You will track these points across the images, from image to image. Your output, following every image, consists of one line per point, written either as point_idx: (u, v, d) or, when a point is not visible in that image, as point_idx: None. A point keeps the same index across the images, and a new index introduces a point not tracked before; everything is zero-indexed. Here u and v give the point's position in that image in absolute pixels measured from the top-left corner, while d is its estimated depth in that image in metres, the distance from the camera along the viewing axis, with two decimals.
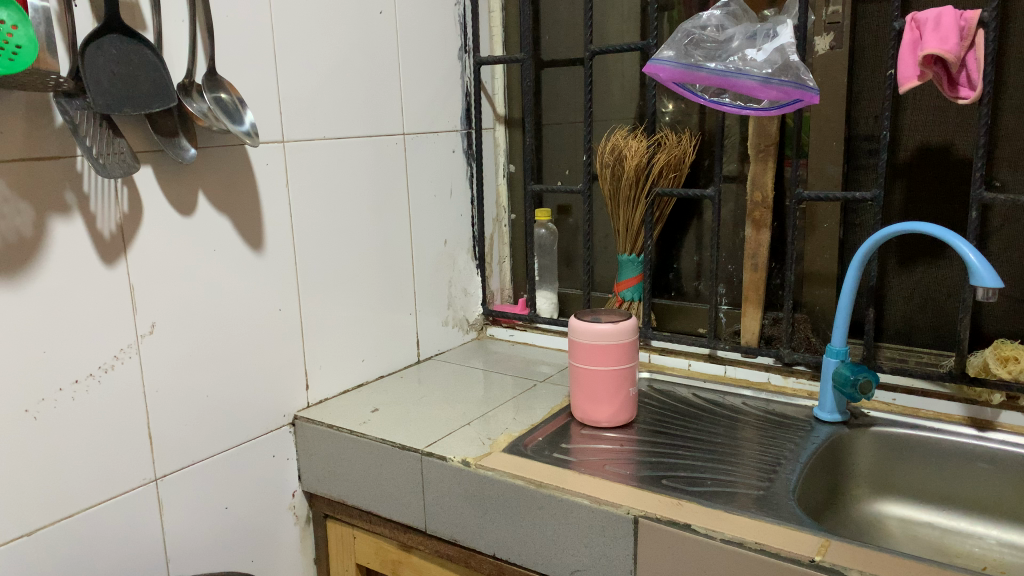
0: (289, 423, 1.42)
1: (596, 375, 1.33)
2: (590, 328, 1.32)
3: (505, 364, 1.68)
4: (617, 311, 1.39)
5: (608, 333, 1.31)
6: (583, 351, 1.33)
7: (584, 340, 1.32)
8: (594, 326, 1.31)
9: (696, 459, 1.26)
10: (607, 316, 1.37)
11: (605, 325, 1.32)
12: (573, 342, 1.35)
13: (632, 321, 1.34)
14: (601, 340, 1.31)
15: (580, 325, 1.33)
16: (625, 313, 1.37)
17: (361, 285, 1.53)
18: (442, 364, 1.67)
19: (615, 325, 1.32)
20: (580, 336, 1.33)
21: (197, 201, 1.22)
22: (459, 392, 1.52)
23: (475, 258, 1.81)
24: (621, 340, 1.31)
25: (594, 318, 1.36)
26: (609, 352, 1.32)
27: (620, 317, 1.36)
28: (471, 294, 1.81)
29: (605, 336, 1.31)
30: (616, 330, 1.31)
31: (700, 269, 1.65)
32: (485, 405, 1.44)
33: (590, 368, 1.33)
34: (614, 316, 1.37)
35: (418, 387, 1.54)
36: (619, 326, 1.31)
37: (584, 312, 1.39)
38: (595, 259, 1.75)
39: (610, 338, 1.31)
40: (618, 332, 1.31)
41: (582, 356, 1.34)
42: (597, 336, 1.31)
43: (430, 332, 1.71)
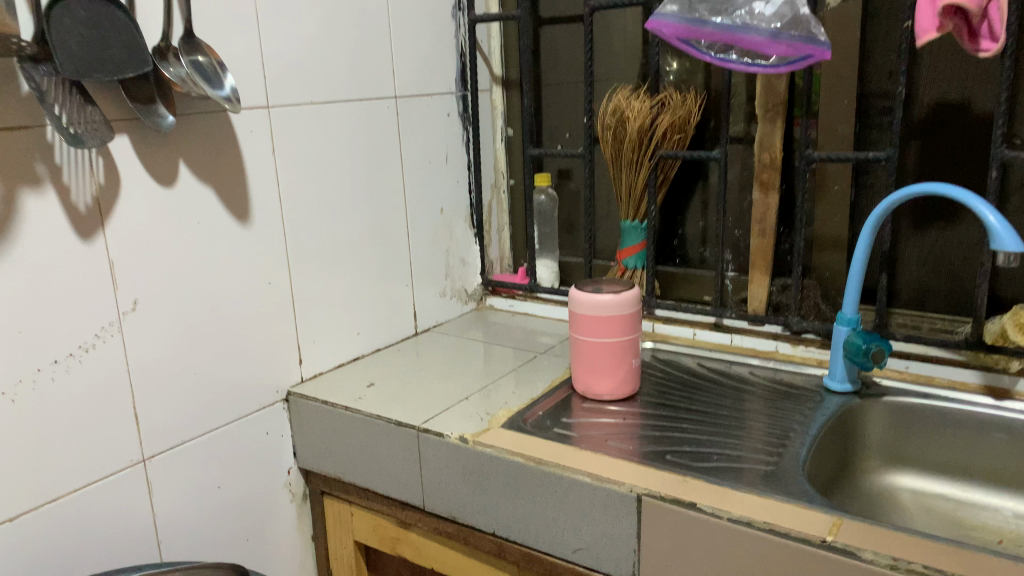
0: (282, 400, 1.38)
1: (597, 346, 1.29)
2: (592, 298, 1.27)
3: (505, 335, 1.64)
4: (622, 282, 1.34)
5: (610, 303, 1.26)
6: (583, 322, 1.29)
7: (585, 311, 1.28)
8: (596, 296, 1.27)
9: (701, 433, 1.22)
10: (610, 287, 1.33)
11: (606, 295, 1.27)
12: (574, 312, 1.30)
13: (635, 291, 1.29)
14: (602, 310, 1.26)
15: (580, 295, 1.29)
16: (629, 284, 1.33)
17: (355, 256, 1.48)
18: (440, 337, 1.63)
19: (618, 295, 1.27)
20: (580, 306, 1.28)
21: (179, 172, 1.17)
22: (458, 365, 1.47)
23: (473, 226, 1.75)
24: (623, 310, 1.27)
25: (596, 288, 1.32)
26: (611, 323, 1.27)
27: (624, 287, 1.32)
28: (469, 263, 1.75)
29: (607, 305, 1.26)
30: (618, 300, 1.26)
31: (706, 235, 1.60)
32: (484, 378, 1.40)
33: (591, 339, 1.29)
34: (617, 287, 1.32)
35: (416, 360, 1.50)
36: (621, 297, 1.27)
37: (585, 282, 1.35)
38: (597, 225, 1.70)
39: (612, 309, 1.26)
40: (620, 302, 1.26)
41: (583, 327, 1.29)
42: (598, 306, 1.27)
43: (428, 304, 1.66)
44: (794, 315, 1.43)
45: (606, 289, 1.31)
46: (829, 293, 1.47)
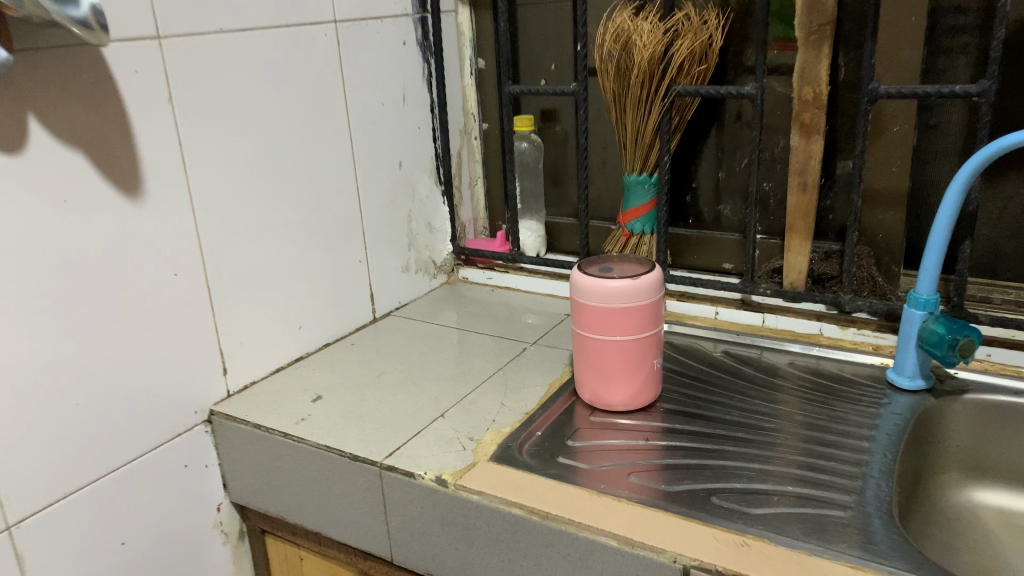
0: (204, 422, 1.07)
1: (607, 345, 1.00)
2: (600, 284, 0.98)
3: (484, 318, 1.34)
4: (640, 261, 1.05)
5: (624, 290, 0.97)
6: (589, 315, 1.00)
7: (591, 300, 0.99)
8: (606, 282, 0.97)
9: (746, 460, 0.94)
10: (622, 267, 1.03)
11: (618, 281, 0.97)
12: (576, 301, 1.01)
13: (656, 272, 0.99)
14: (614, 299, 0.97)
15: (585, 280, 0.99)
16: (648, 264, 1.03)
17: (289, 230, 1.16)
18: (404, 323, 1.32)
19: (634, 280, 0.97)
20: (585, 294, 0.99)
21: (28, 133, 0.83)
22: (427, 364, 1.17)
23: (440, 183, 1.43)
24: (641, 299, 0.97)
25: (605, 270, 1.02)
26: (624, 315, 0.98)
27: (642, 268, 1.02)
28: (437, 228, 1.44)
29: (620, 293, 0.97)
30: (634, 286, 0.97)
31: (727, 191, 1.30)
32: (462, 384, 1.11)
33: (599, 336, 1.00)
34: (633, 267, 1.03)
35: (374, 359, 1.19)
36: (638, 281, 0.97)
37: (591, 262, 1.05)
38: (592, 178, 1.39)
39: (624, 299, 0.97)
40: (637, 288, 0.97)
41: (588, 321, 1.00)
42: (608, 293, 0.97)
43: (388, 282, 1.35)
44: (846, 291, 1.15)
45: (619, 271, 1.02)
46: (885, 260, 1.20)
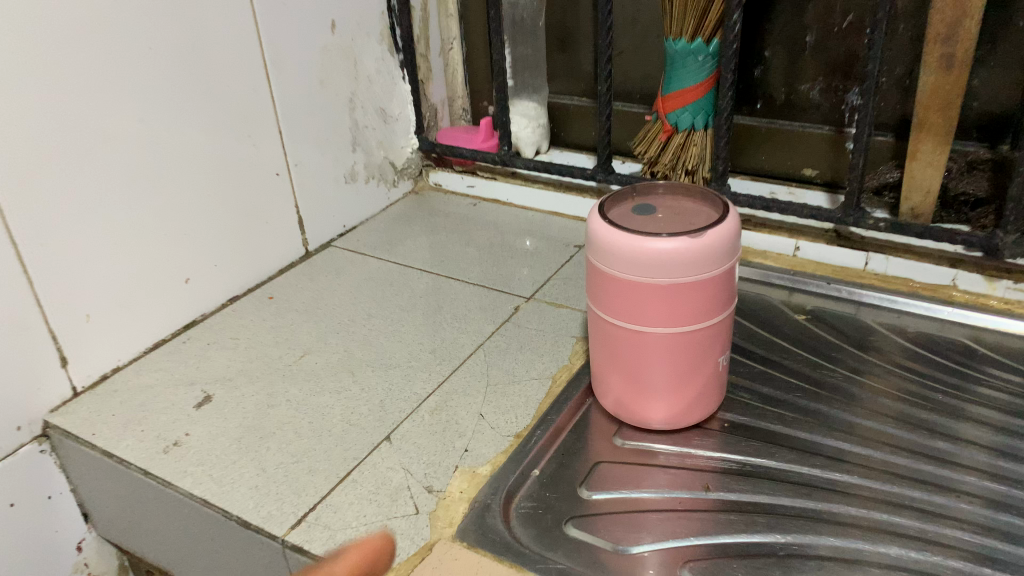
0: (36, 438, 0.71)
1: (641, 338, 0.63)
2: (634, 245, 0.59)
3: (463, 250, 0.95)
4: (702, 198, 0.65)
5: (673, 259, 0.58)
6: (614, 289, 0.62)
7: (618, 268, 0.60)
8: (643, 242, 0.59)
9: (869, 535, 0.57)
10: (672, 210, 0.64)
11: (660, 243, 0.59)
12: (595, 264, 0.63)
13: (728, 226, 0.60)
14: (655, 271, 0.59)
15: (610, 234, 0.61)
16: (715, 205, 0.64)
17: (152, 143, 0.75)
18: (347, 258, 0.94)
19: (689, 242, 0.58)
20: (609, 257, 0.61)
21: None
22: (372, 331, 0.80)
23: (396, 50, 1.00)
24: (701, 271, 0.59)
25: (643, 215, 0.63)
26: (672, 295, 0.60)
27: (704, 213, 0.63)
28: (393, 117, 1.02)
29: (666, 262, 0.58)
30: (690, 252, 0.58)
31: (817, 64, 0.88)
32: (421, 374, 0.74)
33: (629, 322, 0.62)
34: (689, 211, 0.64)
35: (296, 326, 0.82)
36: (698, 243, 0.58)
37: (622, 198, 0.66)
38: (617, 43, 0.96)
39: (670, 272, 0.59)
40: (696, 255, 0.58)
41: (613, 298, 0.62)
42: (646, 261, 0.59)
43: (325, 201, 0.95)
44: (1006, 230, 0.76)
45: (666, 218, 0.62)
46: None
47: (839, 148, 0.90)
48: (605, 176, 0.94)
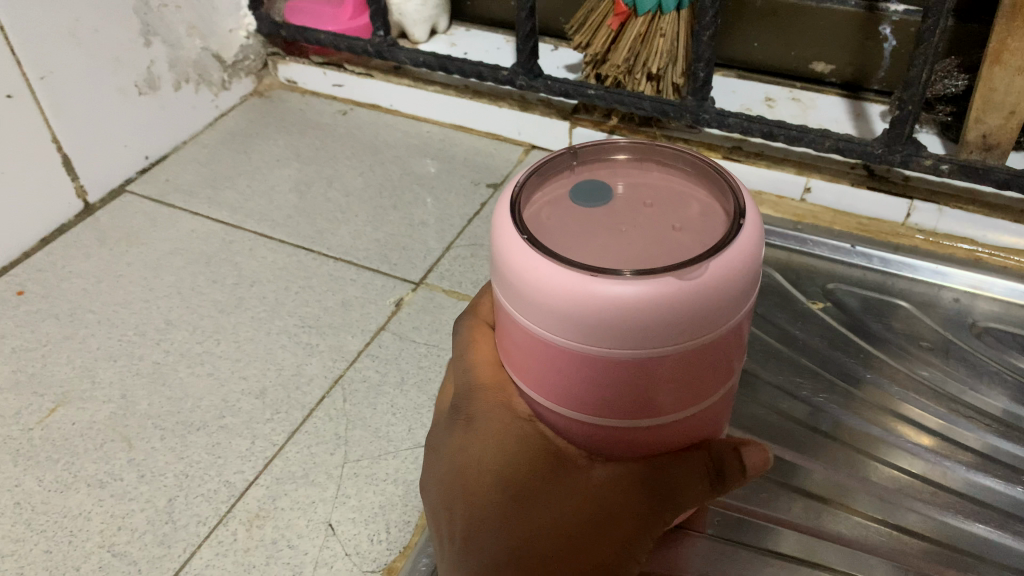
0: None
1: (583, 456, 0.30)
2: (565, 290, 0.25)
3: (320, 193, 0.65)
4: (697, 175, 0.31)
5: (646, 323, 0.25)
6: (530, 366, 0.29)
7: (533, 331, 0.27)
8: (583, 284, 0.25)
9: None
10: (641, 195, 0.30)
11: (613, 284, 0.25)
12: (498, 308, 0.29)
13: (750, 245, 0.26)
14: (605, 346, 0.25)
15: (519, 259, 0.26)
16: (724, 195, 0.30)
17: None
18: (145, 214, 0.64)
19: (676, 283, 0.25)
20: (516, 304, 0.27)
21: None
22: (169, 359, 0.52)
23: None
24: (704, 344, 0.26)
25: (587, 212, 0.29)
26: (645, 390, 0.27)
27: (698, 211, 0.29)
28: None
29: (631, 328, 0.25)
30: (681, 312, 0.25)
31: None
32: (238, 445, 0.47)
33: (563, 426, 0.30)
34: (674, 204, 0.29)
35: (51, 350, 0.53)
36: (696, 290, 0.25)
37: (549, 173, 0.31)
38: None
39: (633, 348, 0.25)
40: (692, 315, 0.25)
41: (528, 378, 0.29)
42: (586, 328, 0.25)
43: (103, 124, 0.63)
44: None
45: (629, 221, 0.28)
46: None
47: (868, 35, 0.62)
48: (527, 80, 0.63)
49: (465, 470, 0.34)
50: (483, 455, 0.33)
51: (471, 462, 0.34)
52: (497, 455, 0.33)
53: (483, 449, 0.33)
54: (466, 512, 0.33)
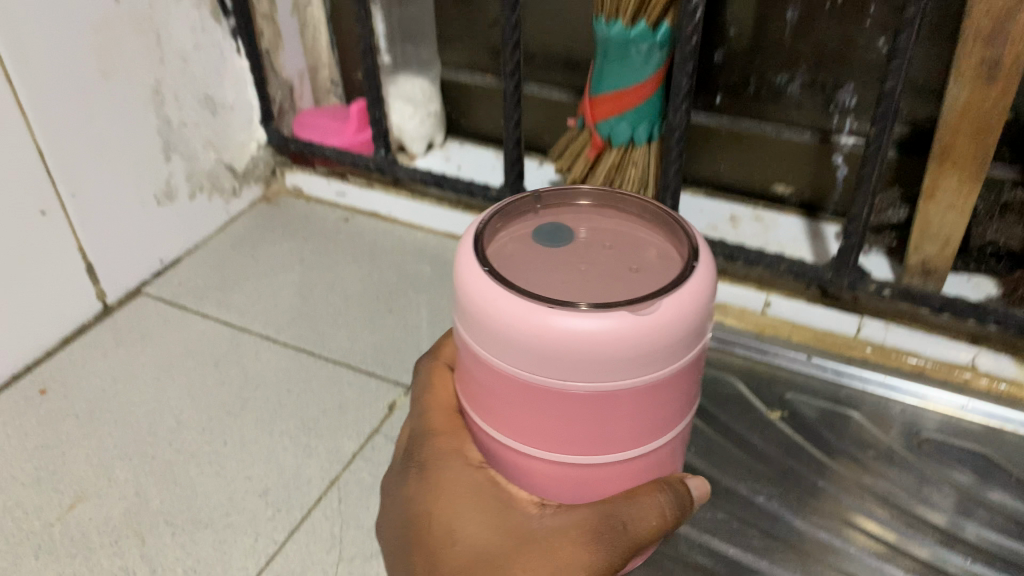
0: None
1: (551, 477, 0.35)
2: (540, 326, 0.31)
3: (322, 298, 0.71)
4: (646, 223, 0.38)
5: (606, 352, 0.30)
6: (502, 395, 0.34)
7: (506, 364, 0.32)
8: (544, 312, 0.31)
9: None
10: (602, 243, 0.37)
11: (580, 319, 0.30)
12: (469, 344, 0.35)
13: (698, 284, 0.33)
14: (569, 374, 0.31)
15: (496, 297, 0.32)
16: (674, 238, 0.37)
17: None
18: (159, 315, 0.69)
19: (633, 319, 0.31)
20: (479, 337, 0.33)
21: None
22: (180, 458, 0.57)
23: (226, 13, 0.72)
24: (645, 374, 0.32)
25: (552, 252, 0.36)
26: (600, 412, 0.32)
27: (655, 255, 0.36)
28: (224, 105, 0.75)
29: (595, 355, 0.31)
30: (637, 341, 0.31)
31: (803, 52, 0.64)
32: (242, 541, 0.51)
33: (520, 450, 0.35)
34: (628, 248, 0.37)
35: (70, 448, 0.58)
36: (649, 324, 0.31)
37: (523, 218, 0.38)
38: (529, 9, 0.70)
39: (595, 372, 0.31)
40: (645, 346, 0.31)
41: (501, 406, 0.34)
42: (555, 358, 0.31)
43: (125, 232, 0.69)
44: None
45: (586, 262, 0.35)
46: None
47: (823, 162, 0.68)
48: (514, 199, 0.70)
49: (420, 532, 0.38)
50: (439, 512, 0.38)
51: (425, 515, 0.38)
52: (448, 506, 0.38)
53: (436, 501, 0.38)
54: (421, 560, 0.38)
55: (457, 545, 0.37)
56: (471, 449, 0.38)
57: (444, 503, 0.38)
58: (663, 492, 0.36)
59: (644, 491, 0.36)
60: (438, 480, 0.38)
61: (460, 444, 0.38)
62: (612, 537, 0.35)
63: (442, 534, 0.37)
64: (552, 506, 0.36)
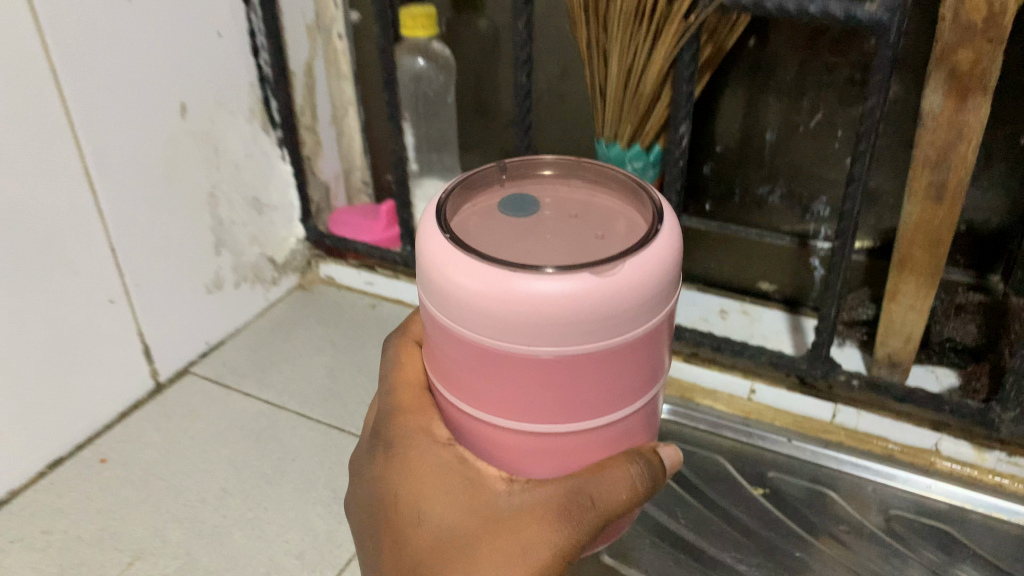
0: None
1: (520, 441, 0.38)
2: (506, 291, 0.33)
3: (351, 379, 0.78)
4: (596, 186, 0.42)
5: (565, 313, 0.33)
6: (471, 362, 0.36)
7: (474, 332, 0.35)
8: (508, 278, 0.33)
9: None
10: (568, 212, 0.40)
11: (541, 283, 0.33)
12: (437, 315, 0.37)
13: (658, 251, 0.35)
14: (532, 337, 0.33)
15: (463, 266, 0.35)
16: (639, 204, 0.40)
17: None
18: (205, 392, 0.77)
19: (592, 280, 0.33)
20: (442, 305, 0.36)
21: None
22: (226, 522, 0.64)
23: (275, 126, 0.82)
24: (611, 338, 0.34)
25: (518, 219, 0.39)
26: (563, 375, 0.35)
27: (623, 224, 0.39)
28: (269, 205, 0.84)
29: (555, 317, 0.33)
30: (596, 305, 0.33)
31: (782, 167, 0.73)
32: None
33: (490, 421, 0.38)
34: (593, 211, 0.40)
35: (128, 513, 0.65)
36: (608, 286, 0.33)
37: (488, 190, 0.42)
38: (542, 126, 0.80)
39: (557, 334, 0.33)
40: (604, 308, 0.33)
41: (471, 373, 0.37)
42: (519, 323, 0.33)
43: (180, 317, 0.77)
44: (1005, 408, 0.61)
45: (552, 227, 0.38)
46: None
47: (803, 263, 0.77)
48: None
49: (396, 513, 0.43)
50: (409, 491, 0.42)
51: (400, 495, 0.43)
52: (420, 486, 0.41)
53: (410, 482, 0.42)
54: (399, 538, 0.42)
55: (429, 525, 0.41)
56: (438, 426, 0.41)
57: (416, 484, 0.42)
58: (630, 462, 0.39)
59: (613, 463, 0.39)
60: (409, 462, 0.42)
61: (428, 423, 0.42)
62: (581, 513, 0.39)
63: (415, 515, 0.42)
64: (519, 482, 0.39)
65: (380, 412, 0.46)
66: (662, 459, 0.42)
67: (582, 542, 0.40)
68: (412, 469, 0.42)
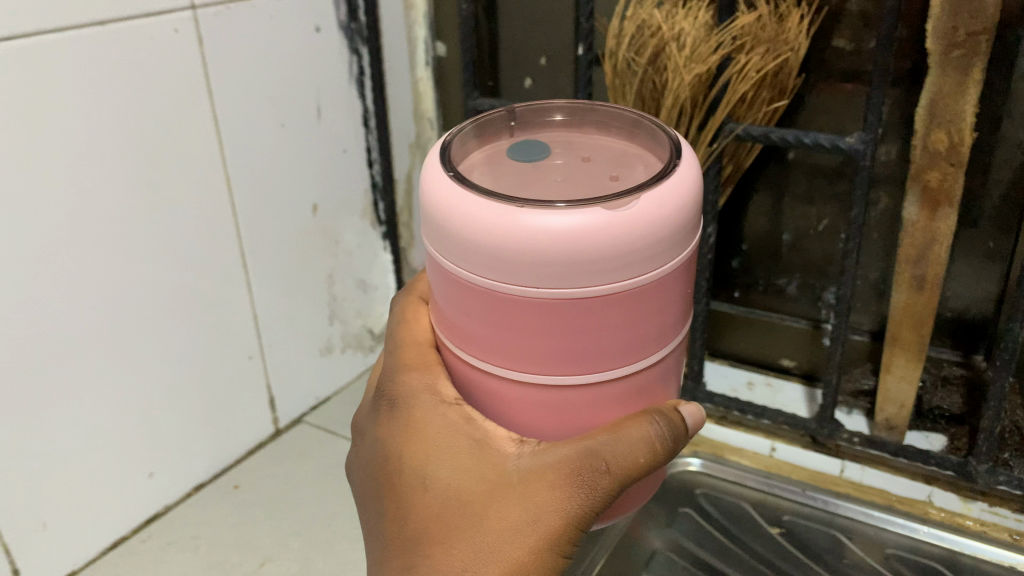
0: None
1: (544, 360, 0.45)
2: (526, 225, 0.41)
3: None
4: (629, 131, 0.52)
5: (578, 241, 0.41)
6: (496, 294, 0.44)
7: (501, 265, 0.42)
8: (529, 212, 0.41)
9: None
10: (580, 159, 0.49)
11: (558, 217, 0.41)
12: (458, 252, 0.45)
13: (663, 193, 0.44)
14: (551, 264, 0.41)
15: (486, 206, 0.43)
16: (648, 150, 0.50)
17: (113, 344, 0.73)
18: (315, 437, 0.93)
19: (600, 217, 0.41)
20: (467, 245, 0.43)
21: None
22: (336, 536, 0.79)
23: (380, 223, 1.01)
24: (621, 275, 0.42)
25: (526, 162, 0.48)
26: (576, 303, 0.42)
27: (637, 170, 0.48)
28: (372, 286, 1.02)
29: (571, 245, 0.41)
30: (603, 237, 0.41)
31: (797, 261, 0.88)
32: None
33: (514, 354, 0.45)
34: (602, 157, 0.50)
35: (258, 527, 0.80)
36: (616, 221, 0.41)
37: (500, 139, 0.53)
38: None
39: (570, 259, 0.41)
40: (613, 239, 0.41)
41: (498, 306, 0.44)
42: (540, 250, 0.41)
43: (298, 375, 0.94)
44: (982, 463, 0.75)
45: (568, 167, 0.48)
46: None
47: (817, 343, 0.91)
48: None
49: (408, 476, 0.52)
50: (421, 456, 0.51)
51: (411, 460, 0.52)
52: (435, 452, 0.51)
53: (423, 447, 0.52)
54: (417, 501, 0.51)
55: (440, 484, 0.50)
56: (447, 388, 0.52)
57: (429, 446, 0.51)
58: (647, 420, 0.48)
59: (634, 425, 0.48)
60: (420, 426, 0.52)
61: (437, 385, 0.52)
62: (594, 473, 0.47)
63: (428, 476, 0.51)
64: (533, 444, 0.49)
65: (385, 371, 0.57)
66: (671, 418, 0.50)
67: (589, 501, 0.48)
68: (423, 435, 0.52)
